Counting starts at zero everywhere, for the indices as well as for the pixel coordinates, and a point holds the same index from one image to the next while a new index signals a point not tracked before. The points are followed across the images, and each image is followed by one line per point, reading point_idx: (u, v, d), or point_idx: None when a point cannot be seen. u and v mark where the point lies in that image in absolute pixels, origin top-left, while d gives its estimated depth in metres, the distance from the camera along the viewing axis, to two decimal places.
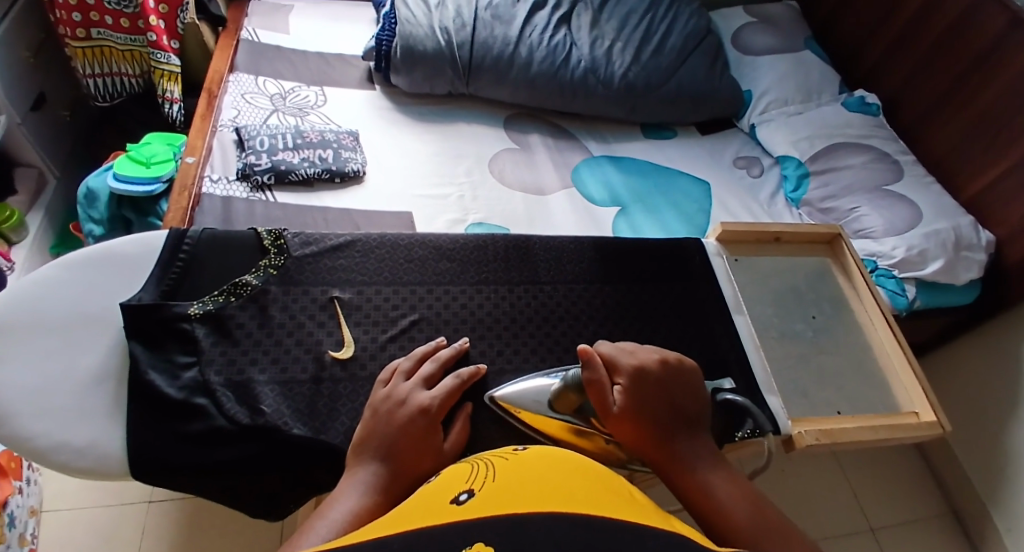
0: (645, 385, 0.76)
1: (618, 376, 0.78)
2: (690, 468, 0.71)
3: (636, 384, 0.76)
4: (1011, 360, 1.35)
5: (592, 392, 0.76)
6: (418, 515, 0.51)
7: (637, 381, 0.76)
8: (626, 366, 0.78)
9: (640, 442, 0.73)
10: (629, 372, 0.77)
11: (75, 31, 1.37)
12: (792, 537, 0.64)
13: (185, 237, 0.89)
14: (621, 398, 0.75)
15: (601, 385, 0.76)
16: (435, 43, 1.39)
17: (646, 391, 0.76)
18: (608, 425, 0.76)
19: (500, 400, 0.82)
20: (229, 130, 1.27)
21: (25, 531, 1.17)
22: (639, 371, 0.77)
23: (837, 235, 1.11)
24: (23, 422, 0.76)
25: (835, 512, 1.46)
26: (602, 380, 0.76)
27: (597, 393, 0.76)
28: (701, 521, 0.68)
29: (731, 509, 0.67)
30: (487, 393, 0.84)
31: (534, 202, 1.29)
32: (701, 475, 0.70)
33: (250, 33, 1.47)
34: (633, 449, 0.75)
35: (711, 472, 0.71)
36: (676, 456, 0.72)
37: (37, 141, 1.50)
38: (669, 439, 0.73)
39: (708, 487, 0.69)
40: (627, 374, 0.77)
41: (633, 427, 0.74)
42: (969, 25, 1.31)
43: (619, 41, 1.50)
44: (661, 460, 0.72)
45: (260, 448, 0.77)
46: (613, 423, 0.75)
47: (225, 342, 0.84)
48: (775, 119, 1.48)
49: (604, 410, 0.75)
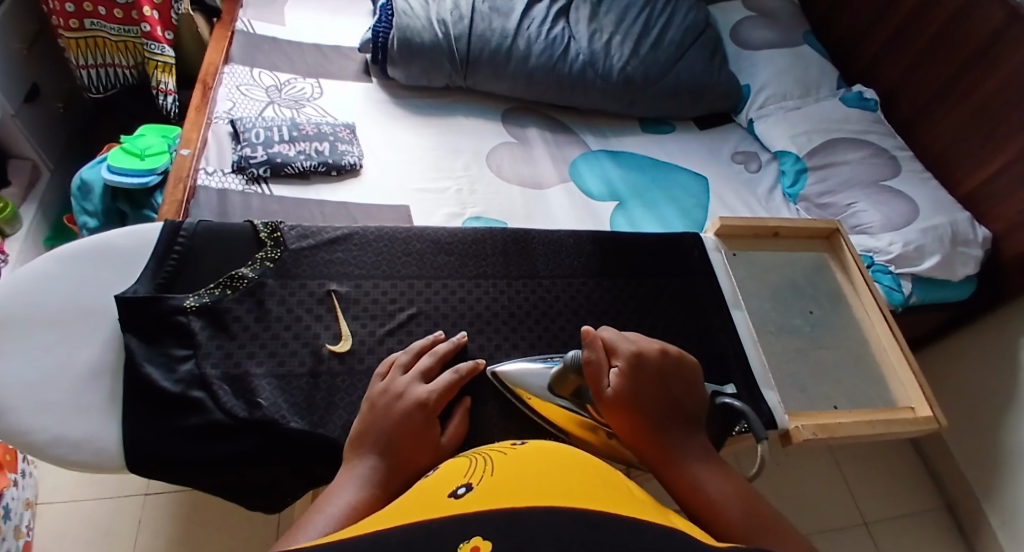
0: (642, 372, 0.76)
1: (616, 360, 0.78)
2: (682, 462, 0.71)
3: (633, 371, 0.76)
4: (1006, 355, 1.35)
5: (588, 372, 0.77)
6: (416, 509, 0.51)
7: (635, 367, 0.76)
8: (626, 351, 0.78)
9: (632, 430, 0.73)
10: (628, 357, 0.77)
11: (69, 21, 1.36)
12: (781, 535, 0.65)
13: (180, 230, 0.89)
14: (617, 383, 0.75)
15: (598, 367, 0.77)
16: (432, 35, 1.38)
17: (643, 377, 0.76)
18: (601, 409, 0.76)
19: (509, 383, 0.84)
20: (225, 122, 1.26)
21: (21, 524, 1.16)
22: (637, 357, 0.77)
23: (835, 230, 1.11)
24: (18, 416, 0.75)
25: (830, 506, 1.47)
26: (600, 361, 0.77)
27: (593, 374, 0.77)
28: (689, 513, 0.68)
29: (719, 505, 0.67)
30: (491, 365, 0.87)
31: (532, 196, 1.29)
32: (693, 470, 0.70)
33: (246, 24, 1.46)
34: (626, 437, 0.74)
35: (703, 467, 0.71)
36: (668, 448, 0.72)
37: (30, 133, 1.49)
38: (663, 430, 0.73)
39: (699, 482, 0.69)
40: (625, 359, 0.77)
41: (626, 413, 0.74)
42: (967, 20, 1.31)
43: (617, 34, 1.50)
44: (655, 452, 0.72)
45: (258, 442, 0.77)
46: (606, 406, 0.75)
47: (222, 335, 0.83)
48: (773, 114, 1.48)
49: (598, 393, 0.76)
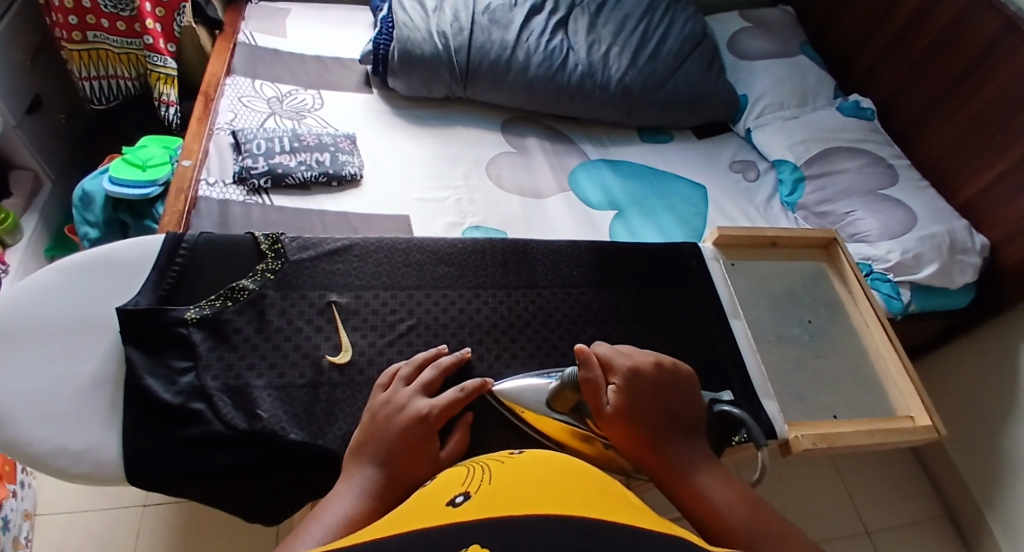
0: (639, 386, 0.76)
1: (613, 376, 0.77)
2: (684, 473, 0.72)
3: (631, 386, 0.76)
4: (1006, 362, 1.36)
5: (587, 391, 0.76)
6: (415, 517, 0.51)
7: (632, 383, 0.76)
8: (621, 367, 0.78)
9: (633, 444, 0.74)
10: (624, 373, 0.77)
11: (71, 34, 1.37)
12: (788, 534, 0.66)
13: (182, 242, 0.89)
14: (615, 399, 0.75)
15: (596, 385, 0.76)
16: (432, 47, 1.40)
17: (641, 392, 0.76)
18: (601, 426, 0.76)
19: (503, 397, 0.83)
20: (226, 133, 1.27)
21: (20, 534, 1.16)
22: (634, 373, 0.77)
23: (832, 240, 1.12)
24: (18, 428, 0.76)
25: (831, 516, 1.47)
26: (598, 379, 0.76)
27: (592, 392, 0.76)
28: (697, 525, 0.69)
29: (726, 515, 0.68)
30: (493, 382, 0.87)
31: (531, 205, 1.30)
32: (696, 479, 0.71)
33: (248, 37, 1.47)
34: (626, 452, 0.75)
35: (705, 475, 0.72)
36: (670, 460, 0.72)
37: (32, 144, 1.50)
38: (663, 442, 0.74)
39: (703, 492, 0.70)
40: (622, 375, 0.77)
41: (626, 428, 0.74)
42: (962, 30, 1.32)
43: (616, 45, 1.51)
44: (656, 465, 0.73)
45: (258, 454, 0.77)
46: (606, 423, 0.75)
47: (223, 346, 0.84)
48: (771, 123, 1.48)
49: (598, 410, 0.75)
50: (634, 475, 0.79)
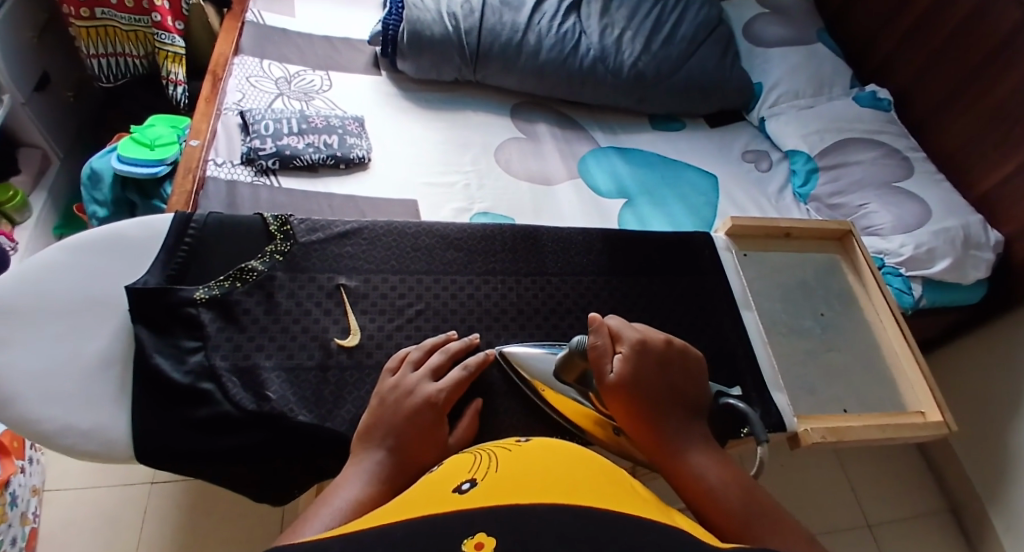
0: (646, 359, 0.76)
1: (620, 346, 0.77)
2: (680, 452, 0.71)
3: (637, 357, 0.75)
4: (1015, 359, 1.35)
5: (592, 356, 0.77)
6: (421, 504, 0.51)
7: (639, 354, 0.76)
8: (631, 338, 0.77)
9: (633, 418, 0.73)
10: (632, 343, 0.77)
11: (79, 10, 1.36)
12: (781, 524, 0.64)
13: (190, 222, 0.89)
14: (619, 367, 0.75)
15: (603, 352, 0.76)
16: (442, 28, 1.38)
17: (647, 364, 0.75)
18: (603, 396, 0.75)
19: (531, 378, 0.83)
20: (234, 113, 1.26)
21: (28, 510, 1.17)
22: (642, 344, 0.76)
23: (847, 232, 1.10)
24: (27, 405, 0.76)
25: (835, 508, 1.47)
26: (605, 347, 0.77)
27: (597, 359, 0.76)
28: (688, 502, 0.68)
29: (718, 495, 0.66)
30: (497, 348, 0.88)
31: (540, 192, 1.29)
32: (690, 459, 0.70)
33: (256, 15, 1.45)
34: (625, 424, 0.74)
35: (701, 456, 0.71)
36: (668, 437, 0.72)
37: (40, 122, 1.49)
38: (663, 418, 0.73)
39: (695, 472, 0.69)
40: (630, 345, 0.77)
41: (628, 399, 0.73)
42: (984, 20, 1.29)
43: (629, 30, 1.49)
44: (653, 441, 0.72)
45: (266, 435, 0.77)
46: (608, 391, 0.75)
47: (232, 327, 0.83)
48: (785, 112, 1.46)
49: (601, 378, 0.75)
50: (633, 452, 0.78)
